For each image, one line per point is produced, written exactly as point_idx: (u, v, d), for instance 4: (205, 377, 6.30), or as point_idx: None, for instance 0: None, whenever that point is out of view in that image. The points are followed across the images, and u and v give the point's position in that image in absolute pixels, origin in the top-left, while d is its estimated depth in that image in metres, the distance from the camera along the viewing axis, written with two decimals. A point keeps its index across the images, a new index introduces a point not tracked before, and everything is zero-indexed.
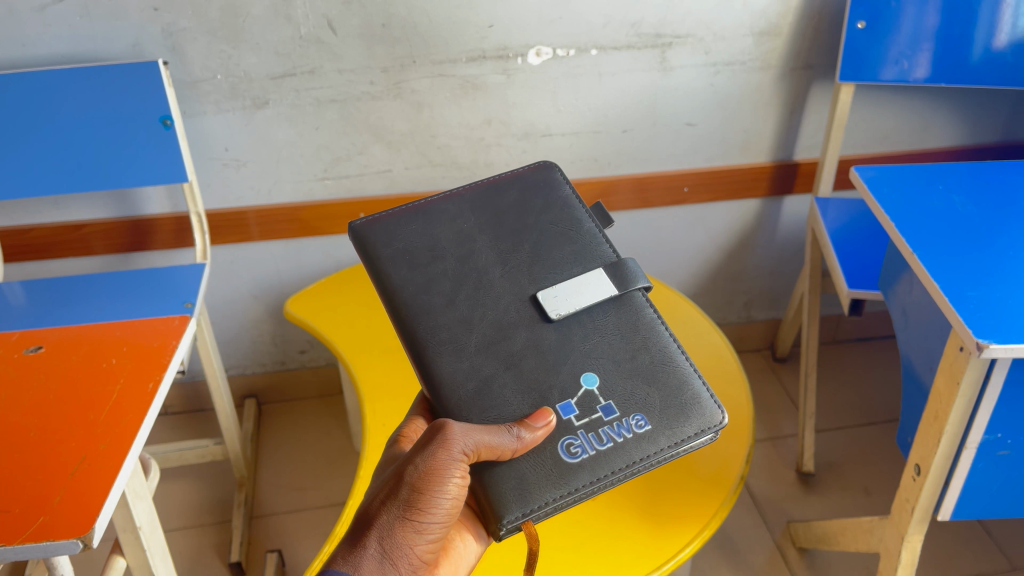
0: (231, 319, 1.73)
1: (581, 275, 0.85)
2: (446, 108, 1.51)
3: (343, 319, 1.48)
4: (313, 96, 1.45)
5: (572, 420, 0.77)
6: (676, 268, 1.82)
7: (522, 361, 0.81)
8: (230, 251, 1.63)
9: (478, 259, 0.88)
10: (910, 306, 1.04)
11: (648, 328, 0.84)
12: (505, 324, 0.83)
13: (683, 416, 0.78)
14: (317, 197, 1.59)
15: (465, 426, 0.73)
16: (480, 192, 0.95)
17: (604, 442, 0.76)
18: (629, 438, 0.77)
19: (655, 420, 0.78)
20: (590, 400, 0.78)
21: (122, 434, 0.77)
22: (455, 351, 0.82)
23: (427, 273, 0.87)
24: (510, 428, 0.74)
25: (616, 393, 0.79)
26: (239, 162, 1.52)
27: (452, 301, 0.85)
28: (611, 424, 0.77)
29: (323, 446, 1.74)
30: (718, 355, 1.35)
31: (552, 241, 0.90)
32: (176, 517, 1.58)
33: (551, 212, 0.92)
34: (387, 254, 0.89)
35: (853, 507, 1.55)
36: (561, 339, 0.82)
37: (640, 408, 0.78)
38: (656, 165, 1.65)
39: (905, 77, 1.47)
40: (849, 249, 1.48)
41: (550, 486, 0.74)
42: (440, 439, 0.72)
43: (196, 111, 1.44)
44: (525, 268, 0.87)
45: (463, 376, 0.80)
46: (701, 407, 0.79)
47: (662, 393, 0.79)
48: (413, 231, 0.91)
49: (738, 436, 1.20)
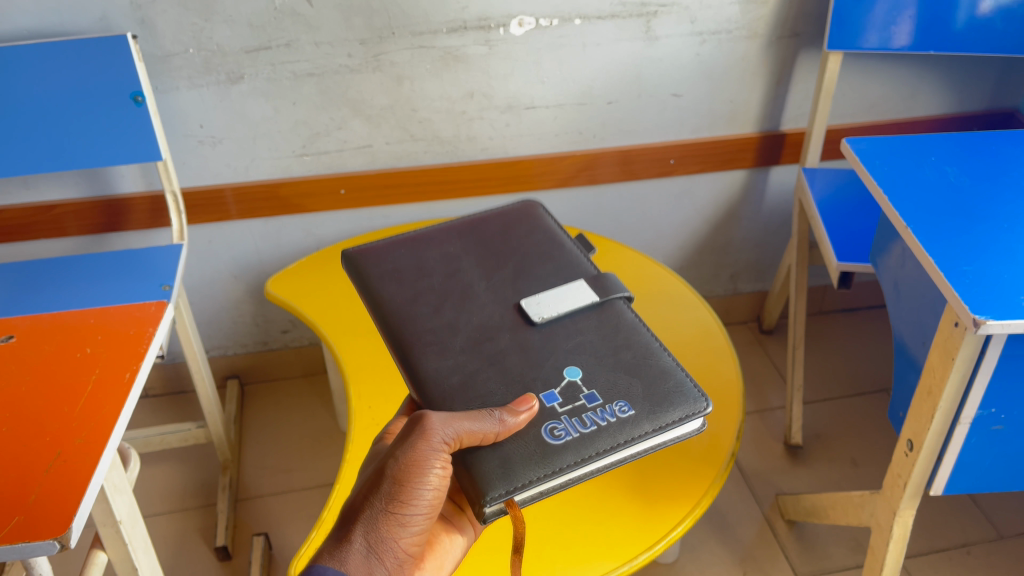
0: (210, 299, 1.70)
1: (563, 286, 0.86)
2: (427, 80, 1.47)
3: (326, 301, 1.44)
4: (290, 70, 1.41)
5: (556, 407, 0.75)
6: (661, 242, 1.80)
7: (505, 357, 0.79)
8: (207, 230, 1.60)
9: (465, 275, 0.89)
10: (902, 279, 1.03)
11: (630, 330, 0.83)
12: (490, 327, 0.82)
13: (667, 403, 0.76)
14: (295, 173, 1.56)
15: (444, 415, 0.70)
16: (466, 224, 0.97)
17: (588, 426, 0.74)
18: (612, 422, 0.74)
19: (639, 406, 0.75)
20: (573, 391, 0.76)
21: (99, 428, 0.74)
22: (439, 350, 0.80)
23: (415, 287, 0.87)
24: (493, 412, 0.71)
25: (599, 383, 0.77)
26: (214, 139, 1.48)
27: (438, 310, 0.84)
28: (595, 410, 0.75)
29: (308, 426, 1.72)
30: (706, 330, 1.34)
31: (535, 260, 0.91)
32: (159, 501, 1.55)
33: (534, 238, 0.94)
34: (376, 274, 0.89)
35: (841, 478, 1.56)
36: (544, 339, 0.81)
37: (623, 395, 0.76)
38: (641, 137, 1.62)
39: (888, 45, 1.44)
40: (839, 220, 1.46)
41: (534, 465, 0.71)
42: (421, 430, 0.70)
43: (167, 87, 1.40)
44: (509, 282, 0.88)
45: (448, 371, 0.78)
46: (684, 394, 0.77)
47: (645, 383, 0.77)
48: (401, 255, 0.92)
49: (729, 411, 1.20)
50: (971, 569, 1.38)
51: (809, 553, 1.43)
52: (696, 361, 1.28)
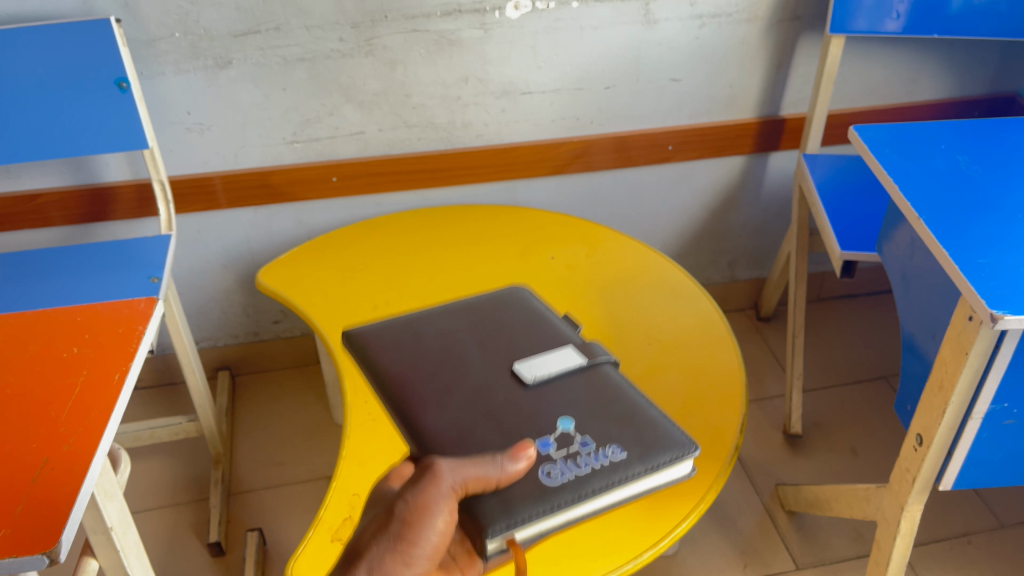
0: (200, 290, 1.66)
1: (552, 351, 0.86)
2: (421, 65, 1.44)
3: (318, 291, 1.41)
4: (280, 54, 1.38)
5: (551, 451, 0.74)
6: (659, 229, 1.77)
7: (500, 413, 0.78)
8: (196, 220, 1.56)
9: (460, 347, 0.88)
10: (911, 271, 1.00)
11: (618, 387, 0.82)
12: (485, 387, 0.81)
13: (657, 446, 0.75)
14: (286, 161, 1.52)
15: (452, 462, 0.68)
16: (459, 302, 0.96)
17: (583, 467, 0.72)
18: (607, 464, 0.73)
19: (630, 448, 0.74)
20: (567, 438, 0.75)
21: (88, 433, 0.71)
22: (436, 406, 0.79)
23: (412, 355, 0.86)
24: (495, 457, 0.70)
25: (591, 431, 0.76)
26: (202, 126, 1.45)
27: (435, 373, 0.83)
28: (588, 454, 0.74)
29: (301, 419, 1.69)
30: (707, 321, 1.32)
31: (526, 331, 0.90)
32: (150, 496, 1.53)
33: (524, 313, 0.94)
34: (374, 346, 0.89)
35: (842, 467, 1.55)
36: (537, 398, 0.80)
37: (615, 439, 0.75)
38: (639, 123, 1.59)
39: (878, 28, 1.41)
40: (841, 206, 1.43)
41: (532, 502, 0.69)
42: (430, 475, 0.67)
43: (153, 72, 1.36)
44: (504, 349, 0.87)
45: (445, 426, 0.77)
46: (673, 437, 0.76)
47: (635, 430, 0.76)
48: (399, 330, 0.91)
49: (731, 403, 1.18)
50: (972, 558, 1.37)
51: (810, 543, 1.42)
52: (697, 351, 1.27)
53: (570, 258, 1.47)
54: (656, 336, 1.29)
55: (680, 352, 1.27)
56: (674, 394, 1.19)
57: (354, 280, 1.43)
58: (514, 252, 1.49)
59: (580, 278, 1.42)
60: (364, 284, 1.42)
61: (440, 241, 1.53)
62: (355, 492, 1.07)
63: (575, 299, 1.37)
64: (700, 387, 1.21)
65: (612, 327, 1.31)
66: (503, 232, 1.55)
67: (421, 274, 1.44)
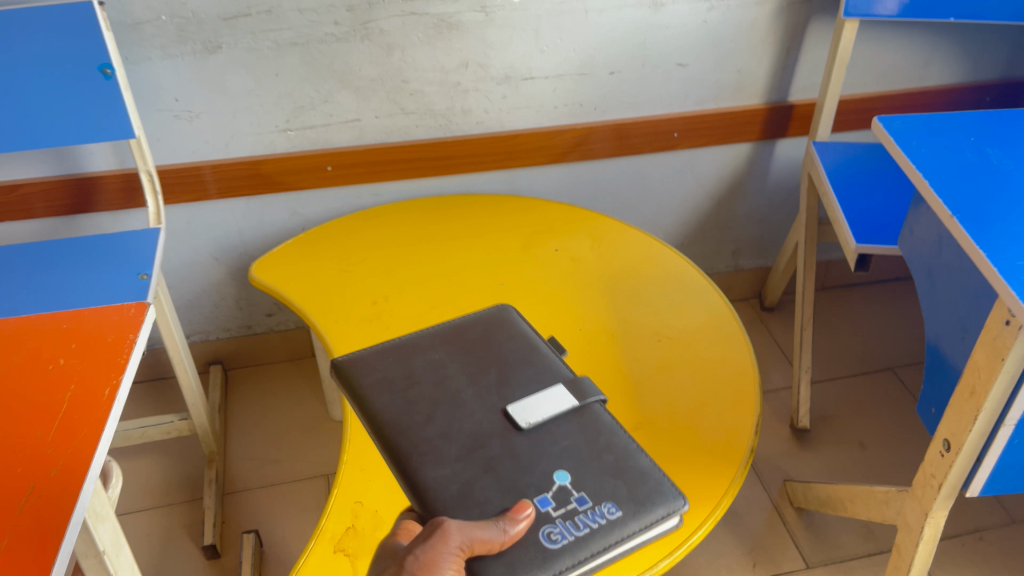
0: (191, 283, 1.61)
1: (545, 390, 0.80)
2: (419, 50, 1.38)
3: (315, 285, 1.36)
4: (272, 38, 1.33)
5: (549, 511, 0.70)
6: (662, 218, 1.73)
7: (499, 465, 0.74)
8: (186, 211, 1.50)
9: (452, 383, 0.82)
10: (937, 270, 0.96)
11: (610, 432, 0.78)
12: (482, 435, 0.77)
13: (650, 500, 0.72)
14: (279, 149, 1.47)
15: (460, 521, 0.66)
16: (445, 329, 0.90)
17: (582, 528, 0.69)
18: (605, 524, 0.69)
19: (626, 505, 0.71)
20: (564, 495, 0.71)
21: (77, 456, 0.66)
22: (436, 458, 0.75)
23: (407, 397, 0.81)
24: (498, 520, 0.68)
25: (586, 486, 0.72)
26: (191, 114, 1.39)
27: (431, 418, 0.78)
28: (584, 512, 0.70)
29: (296, 415, 1.65)
30: (718, 317, 1.29)
31: (515, 366, 0.85)
32: (141, 497, 1.48)
33: (512, 342, 0.89)
34: (367, 384, 0.83)
35: (850, 462, 1.52)
36: (532, 445, 0.75)
37: (611, 496, 0.71)
38: (644, 108, 1.54)
39: (872, 11, 1.36)
40: (854, 194, 1.39)
41: (535, 567, 0.66)
42: (437, 533, 0.66)
43: (139, 57, 1.30)
44: (495, 386, 0.82)
45: (445, 481, 0.73)
46: (665, 490, 0.73)
47: (628, 483, 0.73)
48: (390, 363, 0.85)
49: (745, 403, 1.15)
50: (985, 555, 1.35)
51: (820, 541, 1.39)
52: (708, 350, 1.23)
53: (575, 250, 1.42)
54: (665, 334, 1.26)
55: (690, 351, 1.23)
56: (685, 394, 1.16)
57: (352, 274, 1.38)
58: (517, 243, 1.44)
59: (586, 272, 1.37)
60: (362, 278, 1.37)
61: (439, 232, 1.48)
62: (358, 499, 1.03)
63: (581, 295, 1.32)
64: (712, 387, 1.17)
65: (620, 325, 1.27)
66: (505, 223, 1.50)
67: (422, 267, 1.40)
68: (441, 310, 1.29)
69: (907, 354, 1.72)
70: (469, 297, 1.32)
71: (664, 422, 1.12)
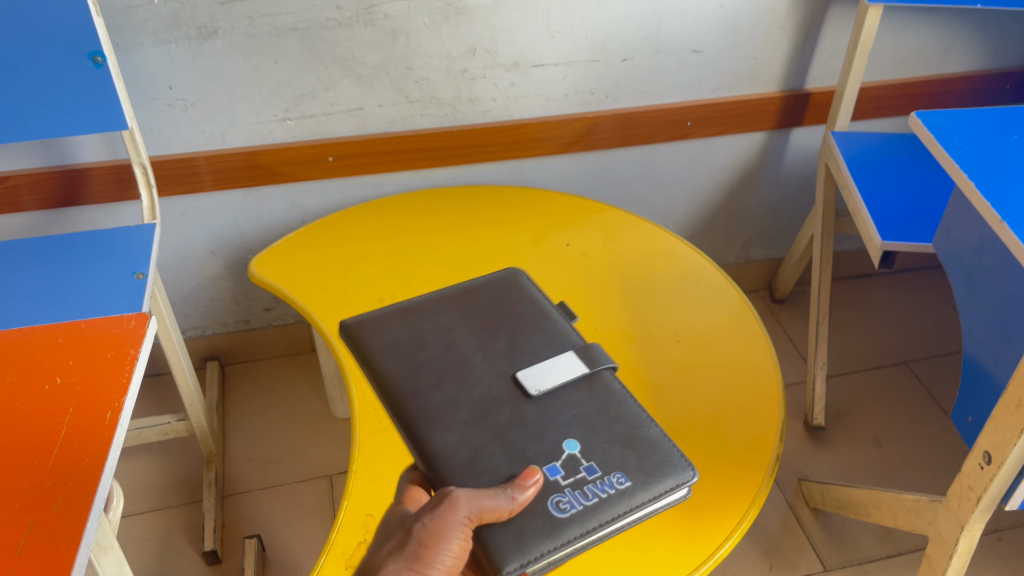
0: (186, 277, 1.55)
1: (553, 357, 0.81)
2: (425, 35, 1.32)
3: (318, 282, 1.31)
4: (271, 23, 1.26)
5: (559, 480, 0.71)
6: (672, 209, 1.68)
7: (508, 433, 0.74)
8: (181, 203, 1.45)
9: (460, 348, 0.83)
10: (978, 274, 0.92)
11: (620, 401, 0.78)
12: (490, 401, 0.77)
13: (659, 472, 0.73)
14: (278, 139, 1.41)
15: (467, 491, 0.67)
16: (456, 294, 0.90)
17: (591, 498, 0.70)
18: (614, 494, 0.70)
19: (634, 476, 0.72)
20: (573, 464, 0.72)
21: (78, 490, 0.62)
22: (445, 424, 0.76)
23: (417, 362, 0.82)
24: (505, 488, 0.68)
25: (596, 454, 0.73)
26: (186, 102, 1.33)
27: (439, 383, 0.79)
28: (593, 482, 0.71)
29: (296, 413, 1.60)
30: (736, 315, 1.24)
31: (525, 331, 0.85)
32: (138, 499, 1.43)
33: (523, 308, 0.88)
34: (377, 348, 0.84)
35: (866, 460, 1.49)
36: (541, 413, 0.76)
37: (619, 466, 0.72)
38: (657, 97, 1.49)
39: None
40: (876, 188, 1.34)
41: (543, 537, 0.68)
42: (446, 502, 0.66)
43: (130, 43, 1.24)
44: (504, 352, 0.82)
45: (454, 447, 0.74)
46: (673, 461, 0.74)
47: (638, 453, 0.74)
48: (399, 329, 0.86)
49: (768, 408, 1.11)
50: (1005, 557, 1.32)
51: (837, 543, 1.36)
52: (728, 350, 1.19)
53: (586, 244, 1.37)
54: (683, 333, 1.21)
55: (710, 352, 1.18)
56: (706, 398, 1.12)
57: (357, 271, 1.33)
58: (527, 238, 1.39)
59: (599, 268, 1.33)
60: (367, 275, 1.32)
61: (446, 226, 1.43)
62: (369, 512, 0.98)
63: (595, 293, 1.28)
64: (733, 390, 1.13)
65: (636, 325, 1.22)
66: (514, 216, 1.45)
67: (429, 262, 1.34)
68: None
69: (921, 348, 1.69)
70: None
71: (685, 428, 1.08)
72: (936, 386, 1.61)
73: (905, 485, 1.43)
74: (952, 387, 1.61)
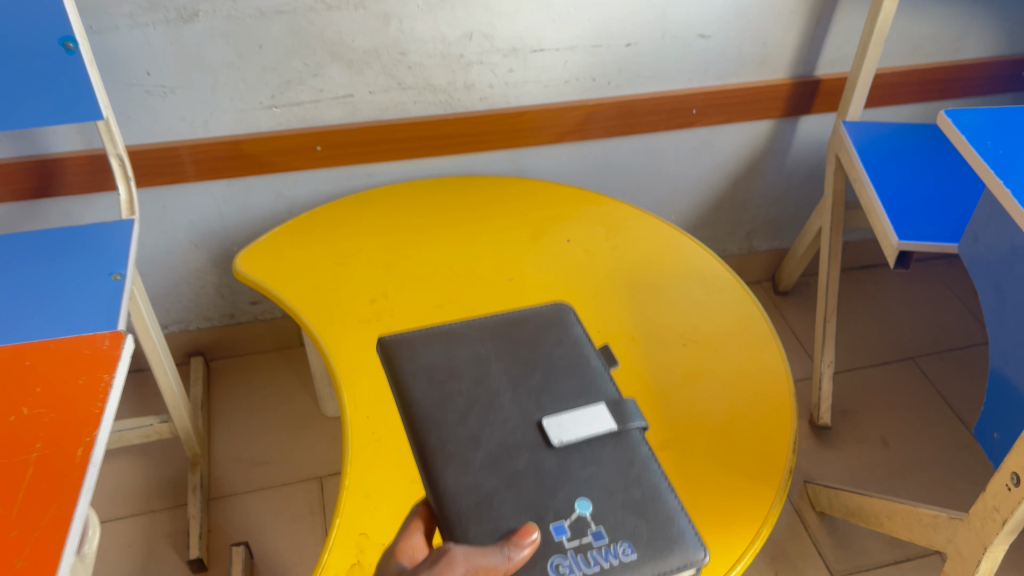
0: (168, 270, 1.49)
1: (582, 408, 0.73)
2: (419, 19, 1.25)
3: (306, 278, 1.25)
4: (254, 6, 1.18)
5: (564, 540, 0.64)
6: (675, 199, 1.62)
7: (522, 481, 0.67)
8: (162, 194, 1.38)
9: (491, 382, 0.76)
10: (1009, 285, 0.87)
11: (644, 465, 0.71)
12: (510, 444, 0.70)
13: (666, 548, 0.66)
14: (263, 127, 1.34)
15: (465, 547, 0.59)
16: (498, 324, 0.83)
17: (593, 567, 0.63)
18: (618, 566, 0.63)
19: (641, 548, 0.65)
20: (581, 525, 0.65)
21: (47, 541, 0.56)
22: (461, 463, 0.68)
23: (444, 391, 0.75)
24: (500, 546, 0.60)
25: (607, 519, 0.66)
26: (166, 89, 1.25)
27: (464, 417, 0.72)
28: (598, 548, 0.64)
29: (285, 411, 1.54)
30: (746, 317, 1.19)
31: (560, 374, 0.77)
32: (120, 503, 1.38)
33: (563, 347, 0.81)
34: (409, 370, 0.77)
35: (873, 460, 1.45)
36: (561, 465, 0.69)
37: (627, 535, 0.65)
38: (661, 83, 1.42)
39: None
40: (891, 181, 1.28)
41: None
42: (442, 561, 0.57)
43: (105, 26, 1.16)
44: (534, 394, 0.75)
45: (464, 490, 0.67)
46: (686, 541, 0.67)
47: (650, 524, 0.66)
48: (434, 351, 0.79)
49: (780, 417, 1.06)
50: (1015, 562, 1.29)
51: (843, 547, 1.33)
52: (736, 353, 1.14)
53: (587, 240, 1.32)
54: (689, 336, 1.16)
55: (718, 355, 1.13)
56: (713, 404, 1.07)
57: (347, 268, 1.27)
58: (525, 232, 1.34)
59: (600, 265, 1.27)
60: (358, 271, 1.26)
61: (440, 219, 1.37)
62: (363, 531, 0.93)
63: (597, 292, 1.22)
64: (741, 395, 1.08)
65: (640, 327, 1.17)
66: (511, 209, 1.39)
67: (423, 258, 1.29)
68: (446, 310, 1.19)
69: (927, 343, 1.65)
70: (476, 296, 1.22)
71: (692, 437, 1.03)
72: (944, 383, 1.58)
73: (913, 487, 1.40)
74: (959, 384, 1.57)
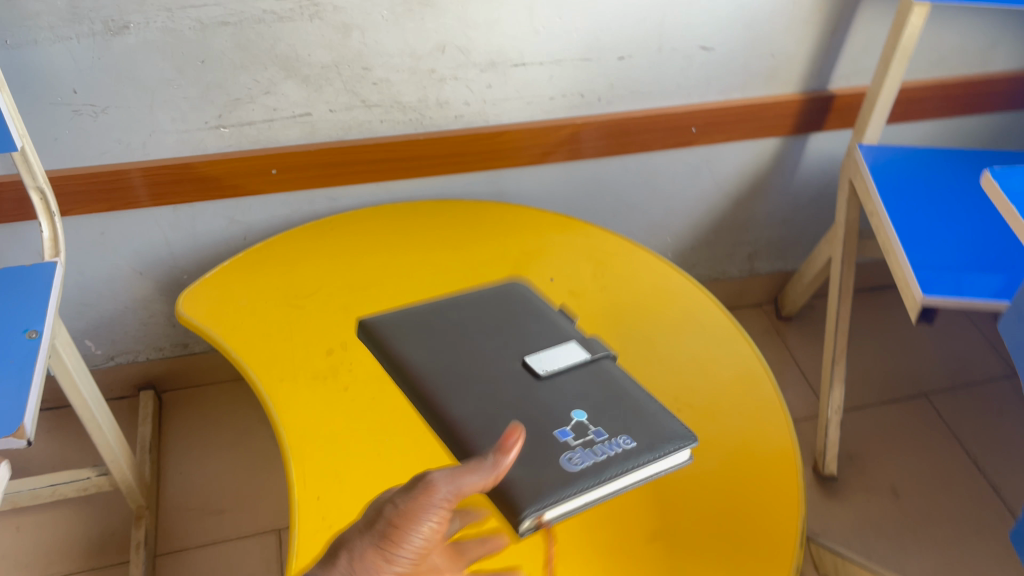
0: (113, 300, 1.35)
1: (559, 345, 0.75)
2: (384, 30, 1.10)
3: (255, 324, 1.11)
4: (193, 16, 1.03)
5: (570, 441, 0.65)
6: (671, 221, 1.49)
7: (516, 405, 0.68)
8: (100, 221, 1.23)
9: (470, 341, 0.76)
10: None
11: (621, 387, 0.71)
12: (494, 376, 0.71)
13: (659, 437, 0.66)
14: (211, 149, 1.19)
15: (444, 470, 0.59)
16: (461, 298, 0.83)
17: (601, 454, 0.64)
18: (619, 453, 0.64)
19: (639, 438, 0.66)
20: (582, 427, 0.66)
21: None
22: (460, 392, 0.70)
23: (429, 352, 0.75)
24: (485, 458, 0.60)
25: (604, 420, 0.67)
26: (96, 108, 1.10)
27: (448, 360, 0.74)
28: (602, 443, 0.65)
29: (245, 452, 1.43)
30: (748, 377, 1.07)
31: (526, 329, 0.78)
32: (59, 560, 1.26)
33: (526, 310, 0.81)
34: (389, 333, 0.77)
35: (881, 513, 1.33)
36: (550, 394, 0.69)
37: (624, 428, 0.67)
38: (658, 99, 1.28)
39: None
40: (913, 217, 1.15)
41: (555, 490, 0.61)
42: (422, 486, 0.59)
43: (22, 40, 1.00)
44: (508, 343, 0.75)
45: (471, 416, 0.68)
46: (666, 421, 0.68)
47: (638, 423, 0.67)
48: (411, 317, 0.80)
49: (786, 499, 0.94)
50: None
51: None
52: (738, 422, 1.01)
53: (573, 280, 1.19)
54: (685, 399, 1.03)
55: (717, 422, 1.01)
56: (712, 484, 0.94)
57: (305, 311, 1.13)
58: (503, 269, 1.20)
59: (586, 310, 1.14)
60: (316, 316, 1.12)
61: (409, 252, 1.23)
62: None
63: None
64: (744, 473, 0.96)
65: None
66: (489, 239, 1.25)
67: (389, 299, 1.15)
68: None
69: (941, 378, 1.54)
70: None
71: (688, 525, 0.90)
72: (958, 424, 1.46)
73: (927, 545, 1.28)
74: (975, 424, 1.46)
